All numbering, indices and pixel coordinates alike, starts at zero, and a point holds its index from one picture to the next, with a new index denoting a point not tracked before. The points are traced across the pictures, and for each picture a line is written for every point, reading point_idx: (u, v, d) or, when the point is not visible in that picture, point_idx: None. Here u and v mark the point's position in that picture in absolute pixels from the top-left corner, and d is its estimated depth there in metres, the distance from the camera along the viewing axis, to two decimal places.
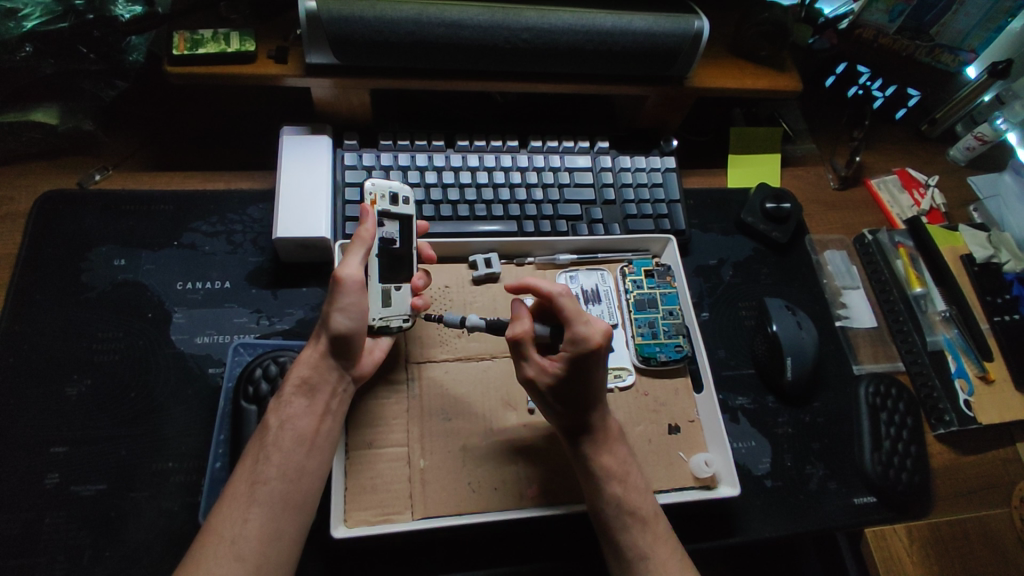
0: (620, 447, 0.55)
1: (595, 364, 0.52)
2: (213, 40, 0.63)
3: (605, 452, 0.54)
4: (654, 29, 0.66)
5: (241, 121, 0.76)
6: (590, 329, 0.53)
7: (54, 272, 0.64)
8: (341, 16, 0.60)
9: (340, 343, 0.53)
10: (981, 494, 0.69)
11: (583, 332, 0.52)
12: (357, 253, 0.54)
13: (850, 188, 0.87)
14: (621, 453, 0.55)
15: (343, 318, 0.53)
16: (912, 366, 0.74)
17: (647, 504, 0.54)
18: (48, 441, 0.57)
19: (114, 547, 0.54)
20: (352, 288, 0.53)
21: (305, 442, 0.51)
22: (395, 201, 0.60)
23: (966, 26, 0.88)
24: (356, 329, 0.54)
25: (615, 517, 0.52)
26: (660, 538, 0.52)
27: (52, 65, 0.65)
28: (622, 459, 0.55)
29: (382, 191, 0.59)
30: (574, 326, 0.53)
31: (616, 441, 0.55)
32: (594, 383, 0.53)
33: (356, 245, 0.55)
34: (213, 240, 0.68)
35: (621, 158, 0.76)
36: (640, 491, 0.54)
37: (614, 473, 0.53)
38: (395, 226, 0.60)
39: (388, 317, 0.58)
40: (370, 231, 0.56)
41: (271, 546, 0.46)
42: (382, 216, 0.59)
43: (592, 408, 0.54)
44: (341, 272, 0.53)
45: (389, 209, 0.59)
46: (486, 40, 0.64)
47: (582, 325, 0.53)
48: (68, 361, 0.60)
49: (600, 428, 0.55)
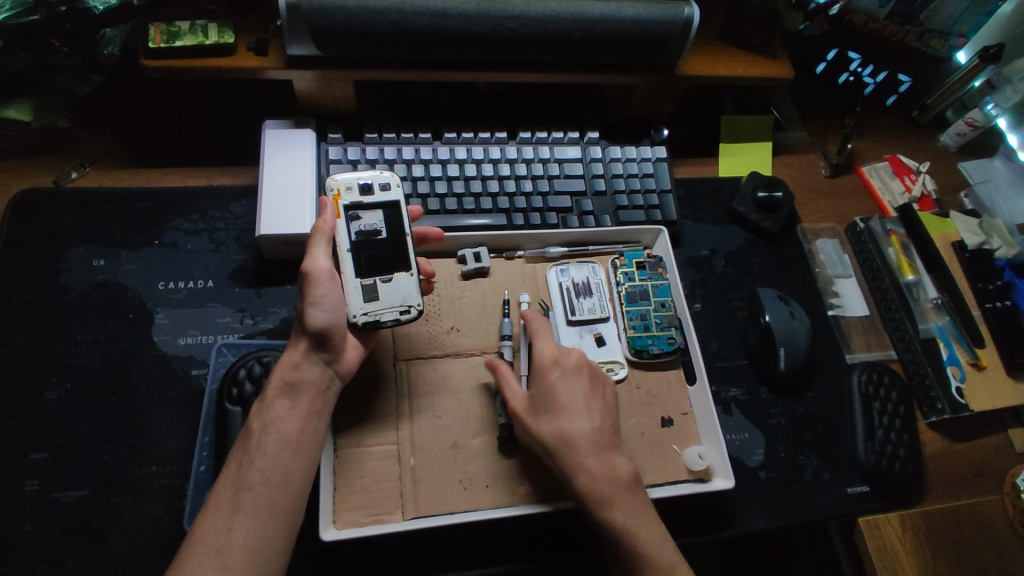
0: (631, 496, 0.53)
1: (555, 371, 0.56)
2: (191, 32, 0.61)
3: (615, 505, 0.52)
4: (644, 16, 0.65)
5: (221, 115, 0.74)
6: (547, 344, 0.58)
7: (31, 274, 0.62)
8: (323, 6, 0.58)
9: (318, 338, 0.52)
10: (973, 481, 0.69)
11: (540, 347, 0.58)
12: (320, 246, 0.53)
13: (842, 175, 0.86)
14: (631, 503, 0.53)
15: (316, 313, 0.52)
16: (905, 354, 0.74)
17: (665, 555, 0.52)
18: (27, 448, 0.55)
19: (97, 555, 0.53)
20: (322, 278, 0.52)
21: (290, 445, 0.49)
22: (367, 191, 0.57)
23: (956, 11, 0.87)
24: (334, 321, 0.53)
25: (626, 513, 0.52)
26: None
27: (23, 58, 0.62)
28: (636, 510, 0.52)
29: (348, 184, 0.57)
30: (536, 344, 0.58)
31: (625, 491, 0.53)
32: (565, 394, 0.55)
33: (316, 238, 0.54)
34: (195, 238, 0.66)
35: (611, 148, 0.75)
36: (656, 541, 0.52)
37: (626, 527, 0.51)
38: (376, 214, 0.57)
39: (377, 312, 0.55)
40: (329, 223, 0.55)
41: (258, 554, 0.45)
42: (355, 208, 0.56)
43: (576, 426, 0.54)
44: (309, 266, 0.52)
45: (360, 201, 0.57)
46: (472, 29, 0.62)
47: (542, 341, 0.58)
48: (46, 364, 0.59)
49: (599, 469, 0.52)
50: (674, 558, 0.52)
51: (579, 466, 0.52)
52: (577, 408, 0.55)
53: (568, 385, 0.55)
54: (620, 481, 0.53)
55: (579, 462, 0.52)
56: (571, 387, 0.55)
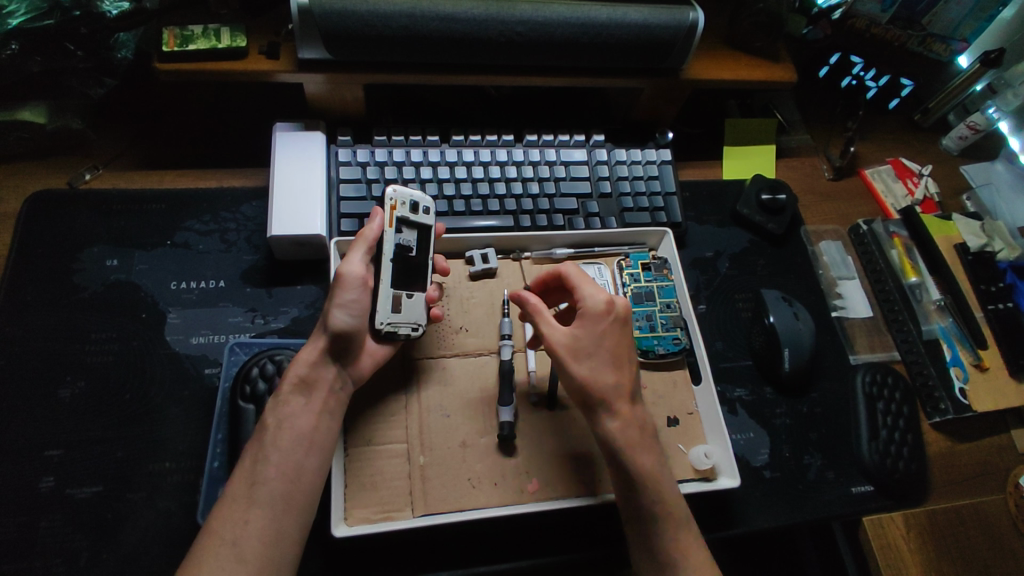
0: (654, 444, 0.54)
1: (606, 319, 0.55)
2: (204, 36, 0.62)
3: (640, 449, 0.53)
4: (649, 22, 0.66)
5: (233, 118, 0.75)
6: (594, 290, 0.57)
7: (45, 274, 0.63)
8: (334, 11, 0.59)
9: (339, 340, 0.53)
10: (977, 481, 0.70)
11: (591, 294, 0.56)
12: (359, 252, 0.55)
13: (844, 178, 0.86)
14: (654, 449, 0.54)
15: (343, 315, 0.53)
16: (908, 355, 0.75)
17: (681, 507, 0.53)
18: (41, 444, 0.56)
19: (111, 550, 0.53)
20: (353, 284, 0.53)
21: (304, 441, 0.50)
22: (416, 210, 0.57)
23: (958, 16, 0.88)
24: (357, 325, 0.54)
25: (650, 459, 0.53)
26: (691, 544, 0.52)
27: (38, 62, 0.63)
28: (659, 460, 0.53)
29: (403, 199, 0.57)
30: (582, 291, 0.57)
31: (649, 437, 0.54)
32: (613, 341, 0.55)
33: (358, 244, 0.55)
34: (206, 239, 0.67)
35: (616, 151, 0.75)
36: (673, 492, 0.53)
37: (650, 474, 0.52)
38: (414, 234, 0.58)
39: (396, 323, 0.56)
40: (374, 231, 0.56)
41: (272, 548, 0.46)
42: (401, 224, 0.57)
43: (619, 373, 0.54)
44: (344, 269, 0.53)
45: (407, 217, 0.57)
46: (480, 34, 0.63)
47: (589, 288, 0.57)
48: (61, 363, 0.59)
49: (629, 414, 0.53)
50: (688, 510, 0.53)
51: (614, 409, 0.53)
52: (623, 356, 0.55)
53: (617, 334, 0.55)
54: (646, 427, 0.54)
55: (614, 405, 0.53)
56: (618, 339, 0.55)
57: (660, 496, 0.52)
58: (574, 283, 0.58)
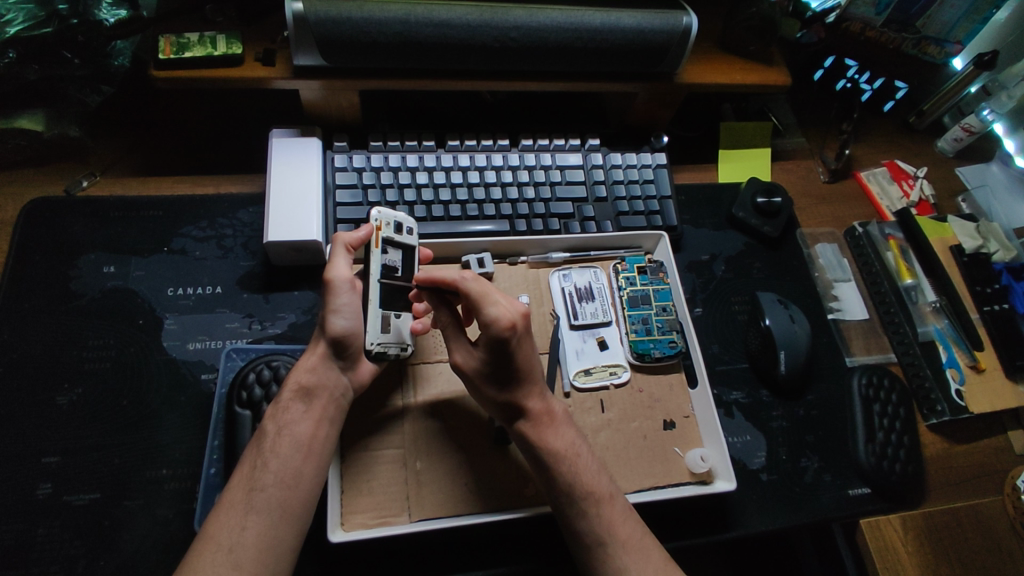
0: (565, 429, 0.55)
1: (508, 338, 0.51)
2: (200, 43, 0.63)
3: (551, 438, 0.53)
4: (643, 26, 0.66)
5: (228, 124, 0.75)
6: (498, 311, 0.51)
7: (42, 282, 0.63)
8: (329, 17, 0.59)
9: (337, 346, 0.54)
10: (973, 482, 0.70)
11: (492, 312, 0.51)
12: (342, 255, 0.55)
13: (840, 181, 0.87)
14: (567, 433, 0.55)
15: (338, 319, 0.54)
16: (904, 357, 0.75)
17: (601, 484, 0.53)
18: (39, 451, 0.56)
19: (108, 557, 0.53)
20: (343, 288, 0.54)
21: (302, 447, 0.50)
22: (400, 231, 0.58)
23: (951, 18, 0.88)
24: (353, 328, 0.54)
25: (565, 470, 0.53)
26: (617, 517, 0.52)
27: (36, 70, 0.63)
28: (573, 441, 0.54)
29: (388, 219, 0.57)
30: (486, 309, 0.51)
31: (562, 421, 0.55)
32: (517, 362, 0.52)
33: (338, 248, 0.56)
34: (204, 245, 0.67)
35: (612, 155, 0.76)
36: (592, 472, 0.53)
37: (565, 456, 0.53)
38: (398, 254, 0.58)
39: (385, 344, 0.56)
40: (355, 238, 0.58)
41: (270, 554, 0.46)
42: (386, 243, 0.57)
43: (522, 383, 0.53)
44: (330, 274, 0.54)
45: (392, 238, 0.57)
46: (476, 39, 0.63)
47: (492, 306, 0.51)
48: (58, 370, 0.60)
49: (541, 411, 0.54)
50: (612, 487, 0.53)
51: (522, 413, 0.54)
52: (525, 367, 0.53)
53: (527, 350, 0.53)
54: (556, 418, 0.55)
55: (523, 412, 0.54)
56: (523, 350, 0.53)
57: (592, 511, 0.51)
58: (476, 301, 0.51)
